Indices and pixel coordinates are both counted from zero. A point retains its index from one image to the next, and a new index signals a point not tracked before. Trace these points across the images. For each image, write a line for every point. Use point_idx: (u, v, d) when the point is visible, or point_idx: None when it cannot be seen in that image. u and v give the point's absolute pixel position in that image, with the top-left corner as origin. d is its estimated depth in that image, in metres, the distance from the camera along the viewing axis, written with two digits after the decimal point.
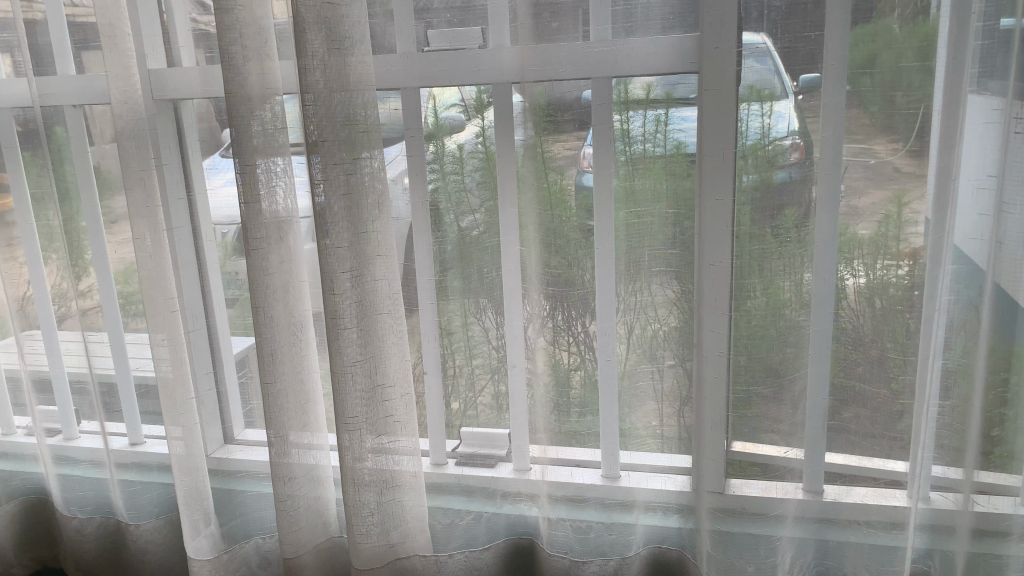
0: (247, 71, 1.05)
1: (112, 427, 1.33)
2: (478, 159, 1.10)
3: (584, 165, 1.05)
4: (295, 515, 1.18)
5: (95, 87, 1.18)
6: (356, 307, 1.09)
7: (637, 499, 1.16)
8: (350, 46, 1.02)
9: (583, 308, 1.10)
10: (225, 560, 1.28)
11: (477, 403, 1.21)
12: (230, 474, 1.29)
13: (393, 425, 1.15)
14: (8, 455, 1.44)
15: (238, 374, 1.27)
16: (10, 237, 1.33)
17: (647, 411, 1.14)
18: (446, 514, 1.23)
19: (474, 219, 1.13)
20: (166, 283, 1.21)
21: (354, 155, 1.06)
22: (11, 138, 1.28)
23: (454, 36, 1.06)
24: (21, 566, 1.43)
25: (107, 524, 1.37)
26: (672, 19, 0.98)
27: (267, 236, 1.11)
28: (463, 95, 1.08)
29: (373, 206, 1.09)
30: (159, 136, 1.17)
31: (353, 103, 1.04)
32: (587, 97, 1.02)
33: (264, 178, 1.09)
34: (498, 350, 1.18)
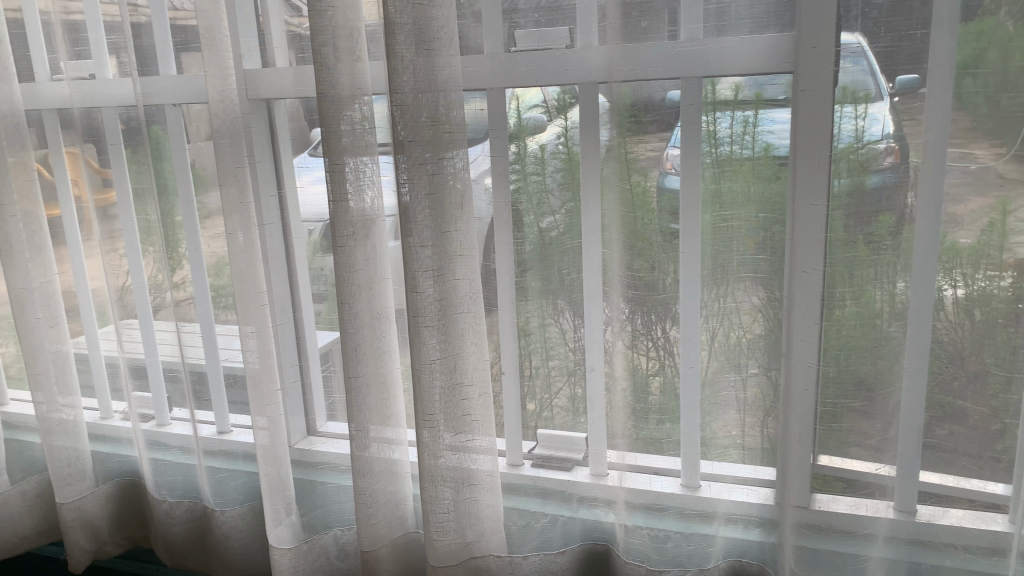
0: (339, 71, 1.07)
1: (202, 415, 1.37)
2: (560, 159, 1.10)
3: (667, 166, 1.03)
4: (372, 509, 1.20)
5: (194, 87, 1.23)
6: (437, 305, 1.10)
7: (718, 510, 1.12)
8: (439, 46, 1.03)
9: (664, 314, 1.08)
10: (304, 550, 1.31)
11: (553, 405, 1.20)
12: (312, 465, 1.32)
13: (470, 424, 1.15)
14: (106, 438, 1.51)
15: (322, 367, 1.30)
16: (112, 229, 1.39)
17: (728, 420, 1.11)
18: (522, 515, 1.23)
19: (554, 220, 1.12)
20: (256, 277, 1.25)
21: (437, 155, 1.07)
22: (115, 136, 1.34)
23: (541, 37, 1.05)
24: (116, 544, 1.52)
25: (195, 509, 1.43)
26: (766, 18, 0.95)
27: (354, 233, 1.13)
28: (546, 96, 1.08)
29: (455, 205, 1.09)
30: (253, 135, 1.20)
31: (438, 104, 1.05)
32: (673, 97, 1.00)
33: (352, 177, 1.11)
34: (576, 353, 1.17)
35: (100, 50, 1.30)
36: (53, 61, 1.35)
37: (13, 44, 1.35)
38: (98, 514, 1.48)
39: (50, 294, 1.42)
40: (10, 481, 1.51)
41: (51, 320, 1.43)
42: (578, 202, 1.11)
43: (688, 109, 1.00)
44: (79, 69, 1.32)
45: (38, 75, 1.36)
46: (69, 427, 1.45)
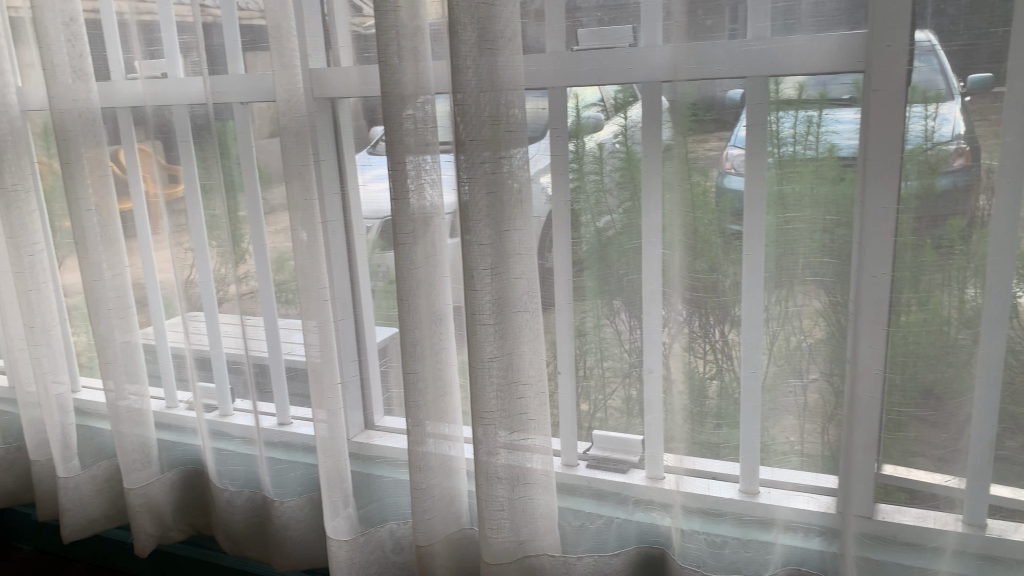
0: (403, 71, 1.09)
1: (264, 406, 1.41)
2: (619, 158, 1.09)
3: (726, 166, 1.01)
4: (427, 505, 1.21)
5: (262, 85, 1.26)
6: (495, 304, 1.11)
7: (777, 518, 1.10)
8: (502, 46, 1.04)
9: (722, 317, 1.06)
10: (361, 542, 1.32)
11: (607, 406, 1.19)
12: (370, 459, 1.34)
13: (526, 423, 1.15)
14: (172, 426, 1.55)
15: (380, 362, 1.31)
16: (180, 223, 1.43)
17: (786, 426, 1.09)
18: (576, 516, 1.22)
19: (611, 219, 1.12)
20: (318, 272, 1.27)
21: (496, 153, 1.07)
22: (185, 133, 1.37)
23: (605, 35, 1.05)
24: (178, 530, 1.56)
25: (255, 498, 1.46)
26: (838, 15, 0.93)
27: (414, 230, 1.14)
28: (603, 94, 1.07)
29: (514, 204, 1.09)
30: (318, 134, 1.22)
31: (499, 103, 1.05)
32: (734, 96, 0.99)
33: (413, 175, 1.13)
34: (632, 354, 1.16)
35: (172, 50, 1.34)
36: (128, 61, 1.39)
37: (91, 43, 1.39)
38: (163, 500, 1.53)
39: (121, 286, 1.47)
40: (81, 467, 1.55)
41: (121, 311, 1.47)
42: (636, 202, 1.10)
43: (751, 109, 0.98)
44: (152, 68, 1.36)
45: (113, 74, 1.40)
46: (137, 415, 1.50)
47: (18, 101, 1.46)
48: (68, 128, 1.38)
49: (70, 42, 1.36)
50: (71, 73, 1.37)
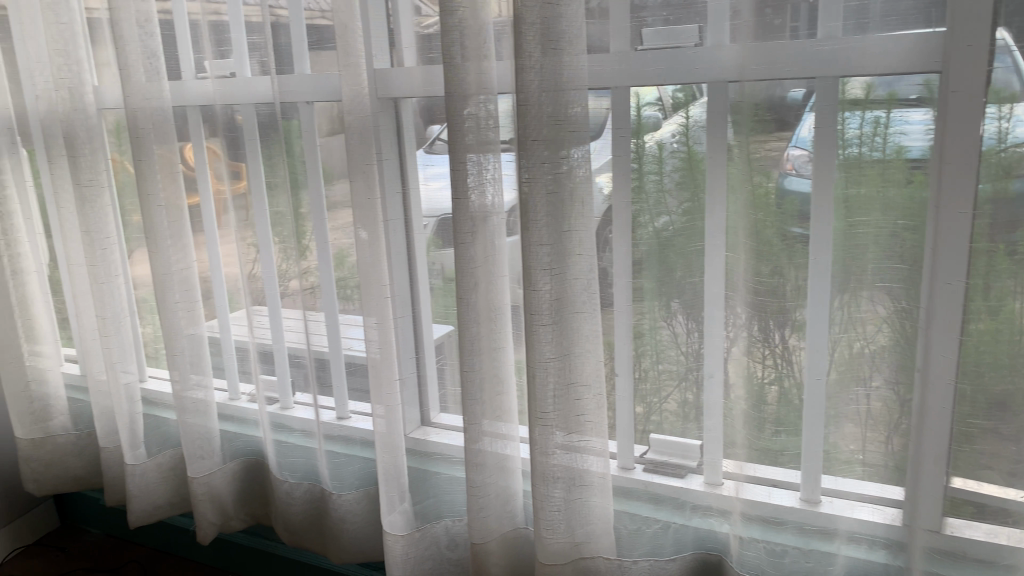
0: (466, 71, 1.09)
1: (323, 400, 1.42)
2: (679, 159, 1.08)
3: (787, 167, 0.99)
4: (483, 503, 1.21)
5: (328, 85, 1.28)
6: (554, 304, 1.10)
7: (839, 528, 1.07)
8: (566, 45, 1.03)
9: (783, 321, 1.04)
10: (417, 537, 1.33)
11: (663, 409, 1.18)
12: (427, 455, 1.35)
13: (583, 424, 1.15)
14: (233, 418, 1.59)
15: (436, 359, 1.32)
16: (246, 219, 1.46)
17: (847, 434, 1.06)
18: (632, 520, 1.21)
19: (670, 219, 1.11)
20: (380, 270, 1.29)
21: (554, 154, 1.06)
22: (252, 131, 1.40)
23: (670, 35, 1.04)
24: (240, 519, 1.61)
25: (313, 491, 1.49)
26: (915, 14, 0.90)
27: (474, 230, 1.15)
28: (662, 93, 1.06)
29: (575, 204, 1.09)
30: (381, 133, 1.24)
31: (561, 102, 1.05)
32: (795, 96, 0.97)
33: (473, 174, 1.13)
34: (689, 358, 1.15)
35: (241, 50, 1.37)
36: (199, 60, 1.42)
37: (163, 43, 1.42)
38: (224, 489, 1.57)
39: (188, 280, 1.51)
40: (147, 454, 1.61)
41: (188, 304, 1.52)
42: (696, 202, 1.09)
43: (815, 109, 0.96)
44: (221, 68, 1.39)
45: (184, 72, 1.43)
46: (202, 405, 1.54)
47: (93, 99, 1.50)
48: (140, 126, 1.42)
49: (143, 42, 1.40)
50: (144, 72, 1.41)
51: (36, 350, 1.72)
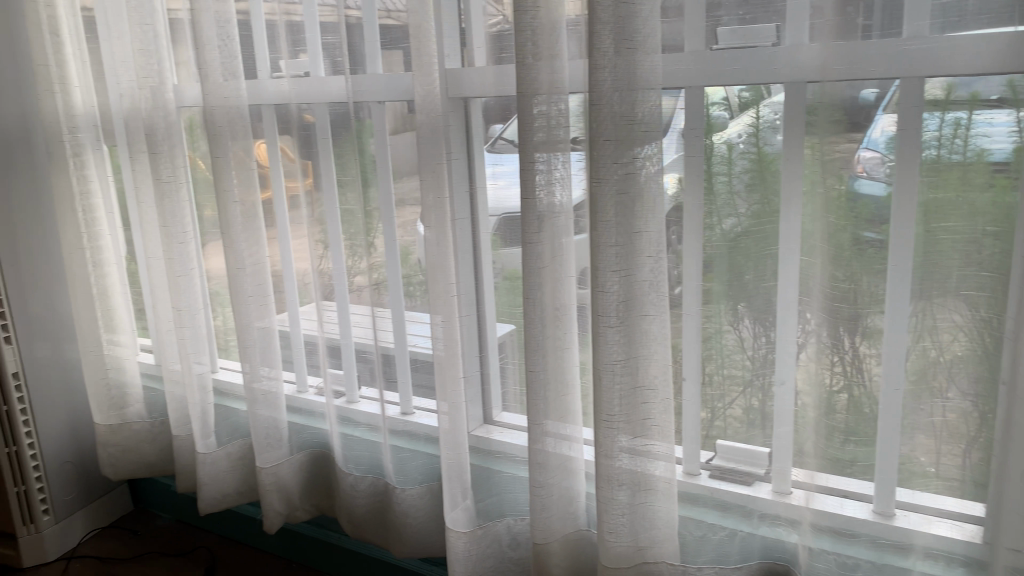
0: (538, 70, 1.09)
1: (389, 395, 1.45)
2: (749, 159, 1.06)
3: (857, 169, 0.97)
4: (545, 503, 1.21)
5: (401, 84, 1.30)
6: (622, 305, 1.09)
7: (916, 544, 1.04)
8: (641, 44, 1.02)
9: (855, 328, 1.02)
10: (479, 535, 1.34)
11: (728, 414, 1.16)
12: (489, 453, 1.36)
13: (649, 428, 1.13)
14: (302, 410, 1.62)
15: (499, 356, 1.33)
16: (317, 215, 1.49)
17: (919, 445, 1.03)
18: (698, 526, 1.20)
19: (737, 221, 1.08)
20: (447, 268, 1.29)
21: (626, 154, 1.05)
22: (325, 130, 1.43)
23: (748, 34, 1.02)
24: (305, 510, 1.64)
25: (377, 484, 1.51)
26: (1009, 11, 0.86)
27: (544, 230, 1.14)
28: (729, 93, 1.05)
29: (647, 206, 1.07)
30: (451, 132, 1.24)
31: (633, 102, 1.04)
32: (867, 97, 0.95)
33: (542, 174, 1.13)
34: (757, 363, 1.12)
35: (316, 49, 1.39)
36: (274, 60, 1.45)
37: (240, 43, 1.45)
38: (291, 480, 1.60)
39: (261, 274, 1.55)
40: (217, 444, 1.66)
41: (260, 298, 1.55)
42: (767, 205, 1.06)
43: (890, 109, 0.94)
44: (297, 67, 1.42)
45: (259, 72, 1.46)
46: (271, 397, 1.58)
47: (173, 98, 1.55)
48: (217, 125, 1.46)
49: (221, 42, 1.43)
50: (222, 72, 1.44)
51: (114, 339, 1.79)
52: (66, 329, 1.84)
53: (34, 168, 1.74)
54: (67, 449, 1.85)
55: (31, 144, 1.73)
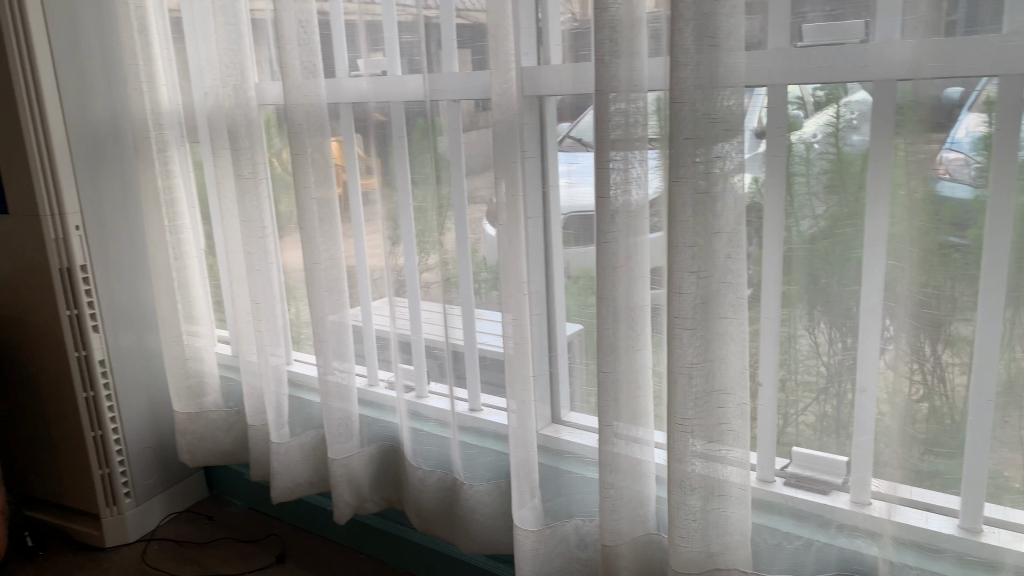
0: (618, 68, 1.08)
1: (458, 392, 1.46)
2: (829, 160, 1.03)
3: (940, 171, 0.94)
4: (615, 505, 1.20)
5: (479, 81, 1.31)
6: (699, 306, 1.08)
7: (1006, 562, 1.00)
8: (725, 42, 1.00)
9: (938, 335, 0.98)
10: (547, 535, 1.34)
11: (800, 421, 1.14)
12: (559, 454, 1.35)
13: (724, 433, 1.12)
14: (372, 403, 1.65)
15: (567, 356, 1.33)
16: (391, 212, 1.51)
17: (1010, 460, 0.98)
18: (773, 534, 1.18)
19: (813, 224, 1.06)
20: (519, 267, 1.29)
21: (707, 152, 1.03)
22: (401, 128, 1.45)
23: (835, 31, 0.99)
24: (374, 502, 1.66)
25: (446, 480, 1.52)
26: None
27: (619, 231, 1.13)
28: (804, 91, 1.03)
29: (726, 207, 1.05)
30: (526, 130, 1.24)
31: (715, 100, 1.02)
32: (952, 96, 0.92)
33: (618, 173, 1.12)
34: (837, 369, 1.09)
35: (394, 48, 1.41)
36: (352, 60, 1.48)
37: (321, 42, 1.48)
38: (362, 473, 1.63)
39: (335, 271, 1.57)
40: (290, 435, 1.70)
41: (334, 293, 1.58)
42: (849, 206, 1.03)
43: (977, 108, 0.91)
44: (375, 66, 1.44)
45: (338, 71, 1.49)
46: (344, 390, 1.61)
47: (255, 96, 1.59)
48: (297, 123, 1.50)
49: (302, 42, 1.46)
50: (301, 71, 1.47)
51: (193, 330, 1.84)
52: (149, 319, 1.91)
53: (122, 164, 1.81)
54: (147, 435, 1.92)
55: (120, 140, 1.80)
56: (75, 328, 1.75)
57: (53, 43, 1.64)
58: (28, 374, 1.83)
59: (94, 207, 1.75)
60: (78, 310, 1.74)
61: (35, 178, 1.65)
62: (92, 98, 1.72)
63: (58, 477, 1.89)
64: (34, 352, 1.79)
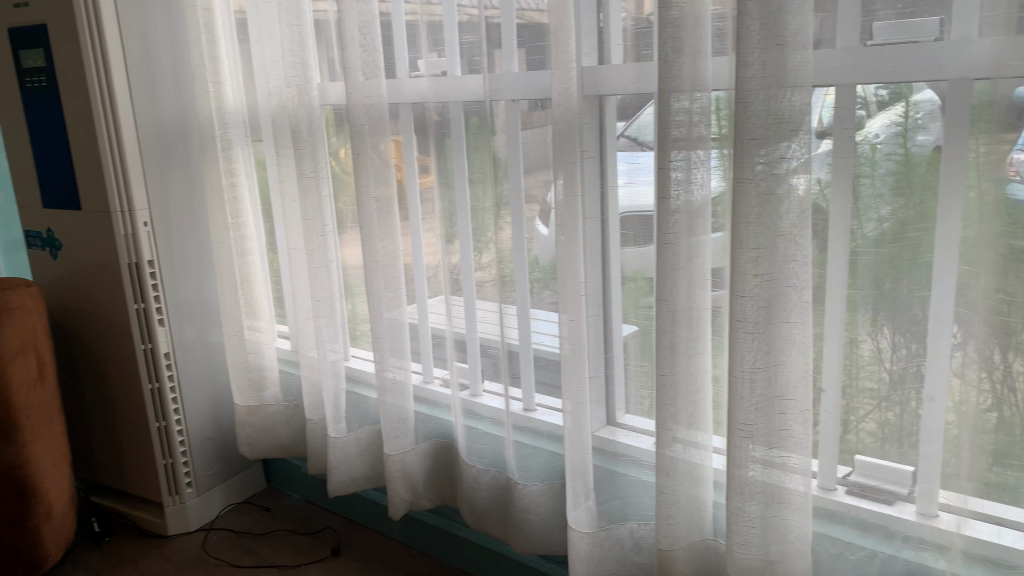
0: (681, 67, 1.07)
1: (513, 391, 1.46)
2: (895, 161, 1.01)
3: (1011, 173, 0.91)
4: (672, 510, 1.19)
5: (539, 80, 1.30)
6: (762, 310, 1.06)
7: None
8: (793, 40, 0.98)
9: (1010, 343, 0.95)
10: (601, 537, 1.33)
11: (861, 429, 1.12)
12: (614, 456, 1.34)
13: (785, 439, 1.09)
14: (428, 400, 1.66)
15: (624, 357, 1.32)
16: (449, 212, 1.51)
17: None
18: (835, 544, 1.15)
19: (878, 228, 1.04)
20: (576, 267, 1.28)
21: (772, 152, 1.01)
22: (460, 127, 1.45)
23: (907, 29, 0.96)
24: (428, 499, 1.67)
25: (499, 478, 1.52)
26: None
27: (679, 232, 1.12)
28: (867, 92, 1.01)
29: (791, 209, 1.03)
30: (586, 130, 1.23)
31: (781, 100, 1.00)
32: (1021, 94, 0.89)
33: (679, 173, 1.10)
34: (903, 376, 1.06)
35: (454, 49, 1.41)
36: (413, 60, 1.49)
37: (382, 43, 1.49)
38: (417, 469, 1.65)
39: (393, 268, 1.59)
40: (347, 430, 1.72)
41: (392, 291, 1.59)
42: (918, 208, 1.01)
43: None
44: (435, 66, 1.44)
45: (399, 71, 1.50)
46: (400, 387, 1.62)
47: (317, 96, 1.62)
48: (358, 122, 1.51)
49: (364, 42, 1.48)
50: (363, 72, 1.49)
51: (254, 324, 1.88)
52: (211, 313, 1.95)
53: (188, 163, 1.86)
54: (209, 427, 1.97)
55: (186, 138, 1.84)
56: (142, 322, 1.80)
57: (125, 45, 1.69)
58: (98, 366, 1.89)
59: (162, 204, 1.80)
60: (145, 303, 1.79)
61: (107, 176, 1.70)
62: (161, 98, 1.77)
63: (124, 466, 1.95)
64: (103, 344, 1.85)
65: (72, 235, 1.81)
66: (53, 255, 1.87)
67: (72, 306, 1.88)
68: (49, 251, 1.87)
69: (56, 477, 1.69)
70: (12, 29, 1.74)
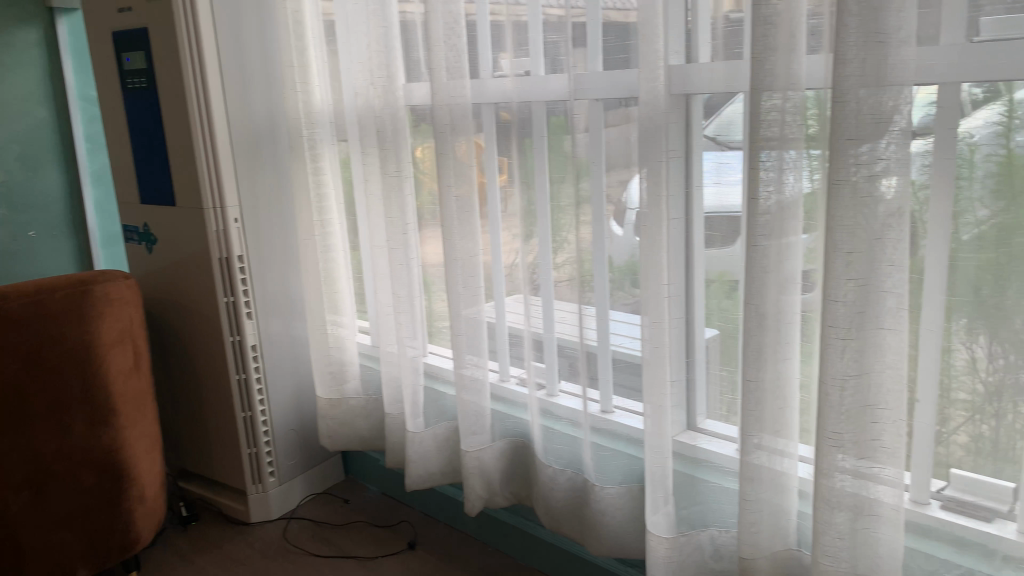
0: (775, 66, 1.04)
1: (591, 393, 1.45)
2: (996, 163, 0.97)
3: None
4: (755, 518, 1.17)
5: (626, 79, 1.30)
6: (855, 316, 1.03)
7: None
8: (894, 38, 0.95)
9: None
10: (680, 543, 1.31)
11: (952, 442, 1.07)
12: (696, 461, 1.33)
13: (877, 450, 1.05)
14: (505, 399, 1.67)
15: (706, 361, 1.30)
16: (529, 211, 1.51)
17: None
18: (929, 560, 1.11)
19: (976, 232, 1.00)
20: (659, 268, 1.26)
21: (870, 153, 0.98)
22: (541, 127, 1.45)
23: (1016, 25, 0.92)
24: (503, 497, 1.68)
25: (575, 480, 1.52)
26: None
27: (769, 235, 1.09)
28: (963, 92, 0.97)
29: (888, 212, 1.00)
30: (671, 130, 1.22)
31: (881, 99, 0.96)
32: None
33: (771, 173, 1.08)
34: (1005, 389, 1.02)
35: (538, 49, 1.42)
36: (497, 60, 1.49)
37: (467, 43, 1.50)
38: (493, 467, 1.66)
39: (472, 267, 1.60)
40: (425, 425, 1.75)
41: (471, 290, 1.60)
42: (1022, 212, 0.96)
43: None
44: (519, 66, 1.45)
45: (482, 71, 1.51)
46: (478, 384, 1.63)
47: (402, 96, 1.64)
48: (441, 122, 1.53)
49: (449, 43, 1.49)
50: (447, 72, 1.50)
51: (337, 319, 1.92)
52: (295, 308, 2.01)
53: (277, 161, 1.91)
54: (291, 418, 2.03)
55: (275, 137, 1.90)
56: (231, 315, 1.86)
57: (220, 47, 1.75)
58: (188, 356, 1.96)
59: (251, 201, 1.86)
60: (234, 297, 1.86)
61: (201, 173, 1.77)
62: (252, 98, 1.83)
63: (211, 454, 2.02)
64: (194, 336, 1.93)
65: (167, 230, 1.89)
66: (149, 249, 1.95)
67: (166, 298, 1.95)
68: (145, 245, 1.95)
69: (148, 461, 1.76)
70: (115, 32, 1.82)
